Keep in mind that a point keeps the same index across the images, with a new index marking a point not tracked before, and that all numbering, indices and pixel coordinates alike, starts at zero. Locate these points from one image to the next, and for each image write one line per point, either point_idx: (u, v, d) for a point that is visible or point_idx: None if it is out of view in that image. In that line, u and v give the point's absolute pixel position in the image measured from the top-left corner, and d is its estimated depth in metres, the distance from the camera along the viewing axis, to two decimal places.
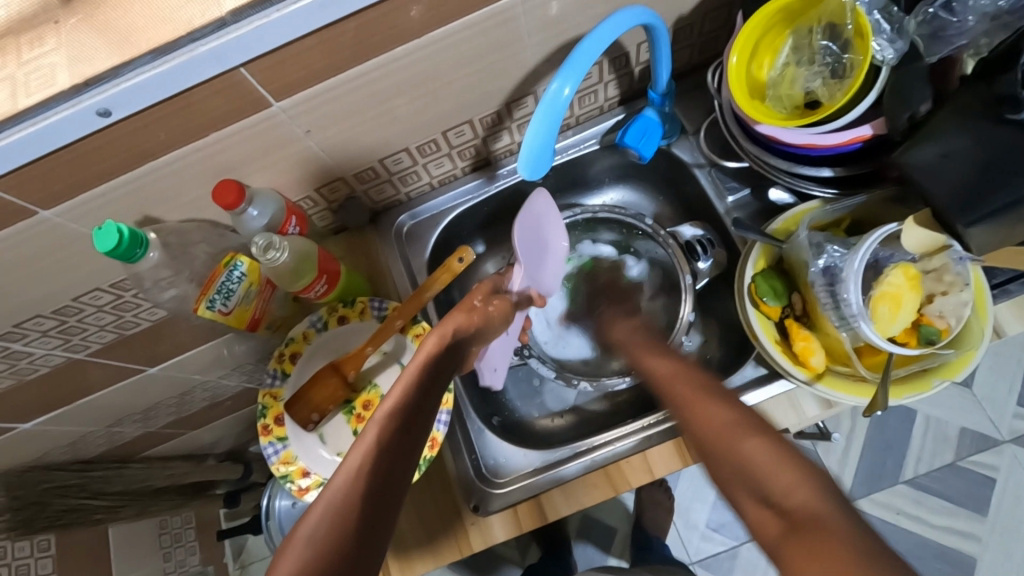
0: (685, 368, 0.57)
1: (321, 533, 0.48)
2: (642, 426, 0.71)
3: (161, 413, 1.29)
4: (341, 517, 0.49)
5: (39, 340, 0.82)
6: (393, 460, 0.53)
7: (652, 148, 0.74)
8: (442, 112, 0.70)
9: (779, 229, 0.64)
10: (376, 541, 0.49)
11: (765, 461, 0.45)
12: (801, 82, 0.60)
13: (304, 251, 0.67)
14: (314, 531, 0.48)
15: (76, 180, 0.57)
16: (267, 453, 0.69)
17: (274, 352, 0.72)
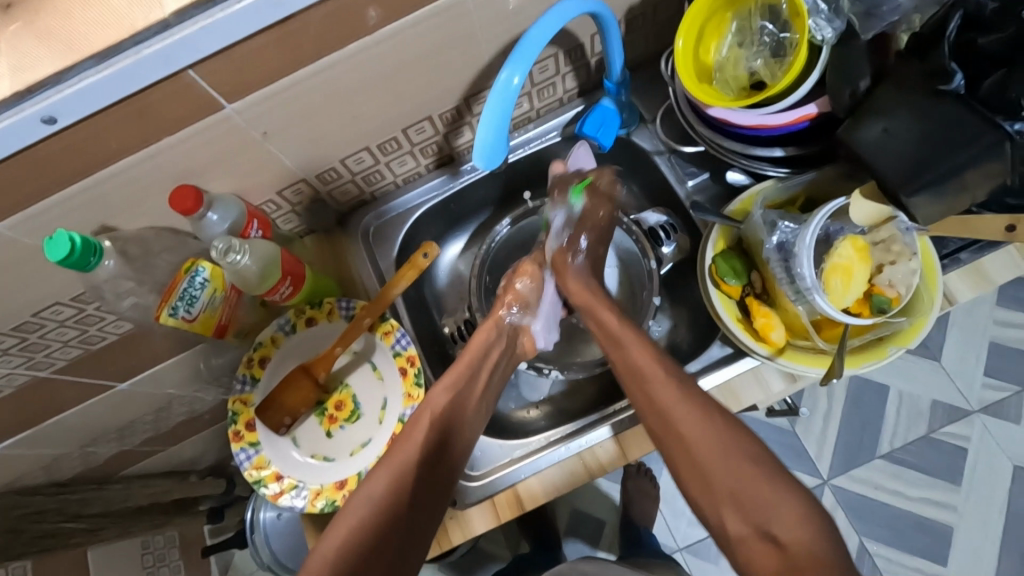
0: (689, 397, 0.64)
1: (391, 474, 0.62)
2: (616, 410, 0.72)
3: (137, 430, 1.27)
4: (406, 464, 0.63)
5: (0, 359, 0.80)
6: (450, 425, 0.67)
7: (611, 137, 0.75)
8: (401, 109, 0.71)
9: (737, 211, 0.66)
10: (427, 499, 0.63)
11: (770, 510, 0.57)
12: (745, 63, 0.61)
13: (268, 255, 0.66)
14: (387, 471, 0.62)
15: (25, 192, 0.56)
16: (239, 459, 0.68)
17: (242, 358, 0.71)
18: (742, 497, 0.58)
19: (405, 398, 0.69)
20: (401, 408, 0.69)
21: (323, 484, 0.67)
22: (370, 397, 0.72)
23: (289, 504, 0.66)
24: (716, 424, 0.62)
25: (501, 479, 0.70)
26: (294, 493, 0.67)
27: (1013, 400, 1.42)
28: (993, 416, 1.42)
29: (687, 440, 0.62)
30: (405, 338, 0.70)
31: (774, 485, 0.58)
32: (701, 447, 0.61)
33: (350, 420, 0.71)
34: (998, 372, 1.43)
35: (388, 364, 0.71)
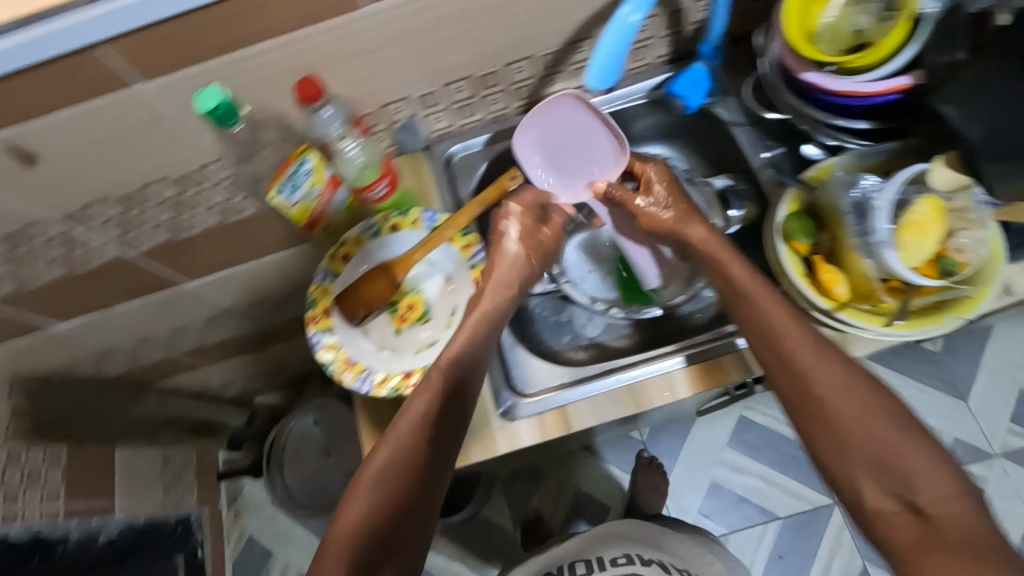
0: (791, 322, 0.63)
1: (384, 480, 0.62)
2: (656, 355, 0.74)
3: (185, 338, 1.33)
4: (400, 470, 0.62)
5: (100, 227, 0.86)
6: (439, 423, 0.65)
7: (698, 98, 0.80)
8: (509, 43, 0.76)
9: (812, 176, 0.70)
10: (433, 455, 0.64)
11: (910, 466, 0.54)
12: (853, 19, 0.66)
13: (372, 152, 0.74)
14: (379, 478, 0.62)
15: (178, 53, 0.62)
16: (313, 340, 0.73)
17: (328, 251, 0.78)
18: (891, 463, 0.55)
19: (478, 303, 0.75)
20: (472, 315, 0.74)
21: (389, 373, 0.71)
22: (440, 306, 0.78)
23: (355, 386, 0.71)
24: (851, 387, 0.58)
25: (552, 399, 0.74)
26: (360, 377, 0.72)
27: None
28: (1014, 461, 1.41)
29: (827, 401, 0.58)
30: (485, 253, 0.77)
31: (931, 459, 0.54)
32: (839, 413, 0.58)
33: (419, 321, 0.77)
34: None
35: (463, 275, 0.78)
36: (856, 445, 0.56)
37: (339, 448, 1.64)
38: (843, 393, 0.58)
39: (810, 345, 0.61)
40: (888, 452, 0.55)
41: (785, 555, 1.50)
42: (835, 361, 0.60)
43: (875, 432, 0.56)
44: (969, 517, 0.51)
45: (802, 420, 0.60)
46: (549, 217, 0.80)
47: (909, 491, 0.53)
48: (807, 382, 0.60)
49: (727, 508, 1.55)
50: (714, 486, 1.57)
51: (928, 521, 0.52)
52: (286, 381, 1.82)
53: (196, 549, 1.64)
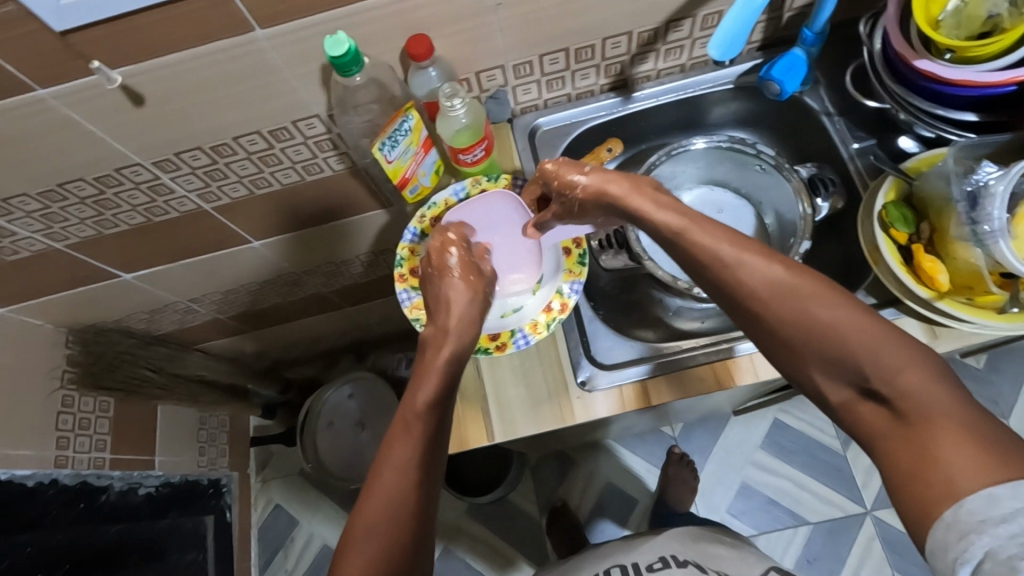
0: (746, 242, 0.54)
1: (395, 489, 0.55)
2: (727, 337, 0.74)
3: (238, 299, 1.34)
4: (409, 473, 0.56)
5: (185, 177, 0.88)
6: (437, 417, 0.60)
7: (795, 85, 0.79)
8: (611, 17, 0.76)
9: (912, 167, 0.71)
10: (434, 457, 0.58)
11: (895, 368, 0.47)
12: (987, 6, 0.64)
13: (476, 117, 0.73)
14: (390, 488, 0.55)
15: (301, 1, 0.63)
16: (401, 298, 0.75)
17: (416, 214, 0.79)
18: (859, 370, 0.48)
19: (565, 271, 0.76)
20: (560, 282, 0.76)
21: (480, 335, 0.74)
22: (526, 272, 0.77)
23: None
24: (824, 294, 0.50)
25: (631, 372, 0.74)
26: None
27: None
28: None
29: (822, 332, 0.49)
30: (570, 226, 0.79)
31: (893, 339, 0.48)
32: (819, 329, 0.49)
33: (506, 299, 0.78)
34: None
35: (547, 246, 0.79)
36: (851, 356, 0.48)
37: (372, 422, 1.66)
38: (828, 306, 0.49)
39: (773, 265, 0.52)
40: (859, 363, 0.48)
41: (814, 560, 1.48)
42: (801, 274, 0.52)
43: (859, 336, 0.48)
44: (957, 406, 0.45)
45: (782, 359, 0.52)
46: (482, 252, 0.75)
47: (882, 380, 0.47)
48: (798, 320, 0.50)
49: (757, 509, 1.55)
50: (745, 486, 1.56)
51: (904, 419, 0.46)
52: (323, 352, 1.84)
53: (224, 512, 1.65)
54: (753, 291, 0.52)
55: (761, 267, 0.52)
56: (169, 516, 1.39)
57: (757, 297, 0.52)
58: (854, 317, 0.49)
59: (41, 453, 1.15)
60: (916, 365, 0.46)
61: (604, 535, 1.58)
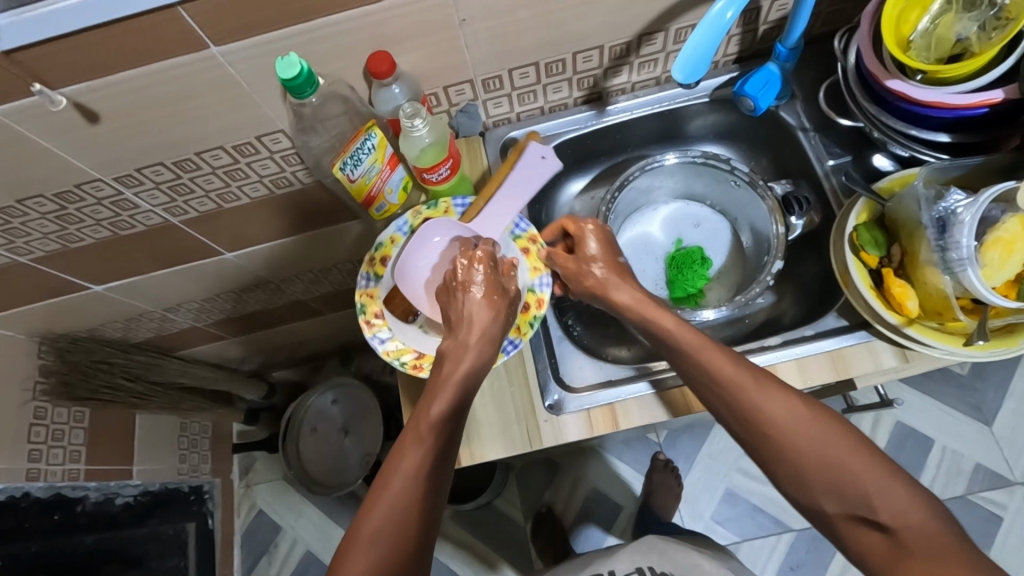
0: (756, 376, 0.60)
1: (393, 507, 0.57)
2: None
3: (216, 307, 1.32)
4: (411, 493, 0.58)
5: (149, 192, 0.86)
6: (444, 438, 0.61)
7: (768, 100, 0.78)
8: (581, 32, 0.74)
9: (884, 188, 0.69)
10: (438, 478, 0.60)
11: (846, 460, 0.54)
12: (957, 28, 0.62)
13: (440, 135, 0.70)
14: (389, 506, 0.57)
15: (254, 18, 0.61)
16: (375, 344, 0.74)
17: (365, 256, 0.77)
18: (851, 491, 0.54)
19: (530, 268, 0.77)
20: (529, 280, 0.76)
21: None
22: None
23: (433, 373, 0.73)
24: (813, 415, 0.57)
25: (598, 396, 0.73)
26: None
27: None
28: None
29: (785, 433, 0.57)
30: (521, 224, 0.78)
31: (886, 471, 0.54)
32: (798, 439, 0.56)
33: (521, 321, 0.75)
34: None
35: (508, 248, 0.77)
36: (810, 473, 0.55)
37: (356, 428, 1.65)
38: (792, 418, 0.57)
39: (749, 377, 0.60)
40: (845, 472, 0.54)
41: (797, 568, 1.48)
42: (822, 416, 0.57)
43: (833, 454, 0.55)
44: (939, 527, 0.52)
45: (755, 449, 0.59)
46: (509, 267, 0.73)
47: (870, 508, 0.53)
48: (762, 420, 0.58)
49: (742, 516, 1.54)
50: (730, 492, 1.56)
51: (893, 538, 0.52)
52: (307, 357, 1.82)
53: (206, 519, 1.64)
54: (738, 398, 0.59)
55: (763, 387, 0.59)
56: (148, 526, 1.39)
57: (758, 415, 0.58)
58: (833, 432, 0.56)
59: (12, 467, 1.14)
60: (897, 493, 0.52)
61: (588, 540, 1.57)
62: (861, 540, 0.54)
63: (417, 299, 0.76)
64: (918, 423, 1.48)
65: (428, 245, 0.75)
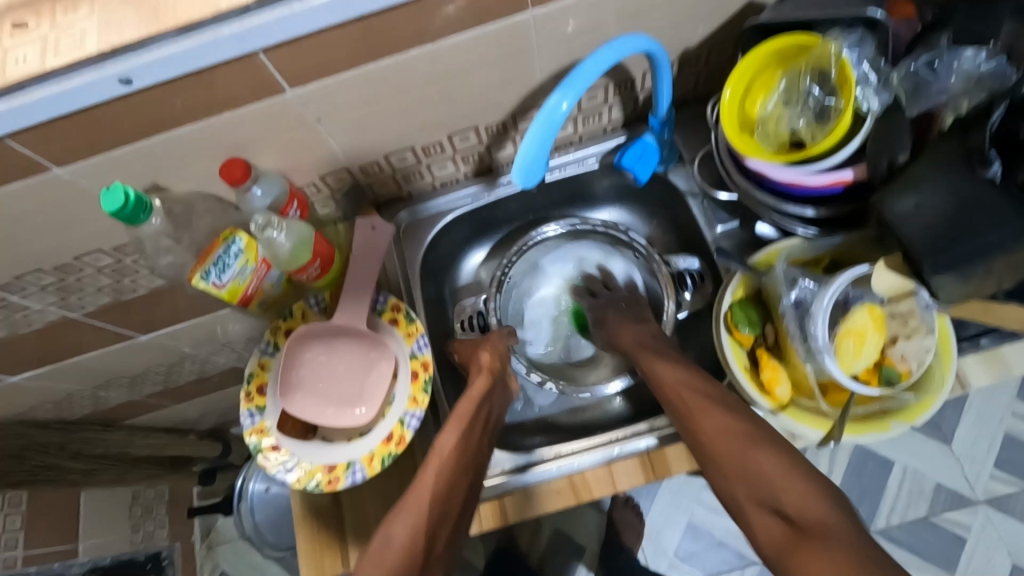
0: (684, 377, 0.66)
1: (416, 515, 0.61)
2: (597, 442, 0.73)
3: (148, 382, 1.25)
4: (432, 502, 0.62)
5: (37, 294, 0.84)
6: (468, 461, 0.66)
7: (648, 171, 0.77)
8: (451, 115, 0.73)
9: (760, 261, 0.67)
10: (462, 500, 0.64)
11: (747, 455, 0.57)
12: (787, 121, 0.62)
13: (303, 237, 0.69)
14: (412, 513, 0.61)
15: (91, 140, 0.60)
16: (281, 477, 0.71)
17: (241, 394, 0.73)
18: (755, 477, 0.56)
19: (405, 337, 0.75)
20: (406, 349, 0.75)
21: (375, 450, 0.72)
22: (381, 389, 0.75)
23: (350, 481, 0.70)
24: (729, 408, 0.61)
25: (492, 487, 0.72)
26: (350, 472, 0.71)
27: (1021, 496, 1.37)
28: (998, 508, 1.37)
29: (698, 430, 0.61)
30: (382, 295, 0.76)
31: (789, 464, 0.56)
32: (709, 432, 0.60)
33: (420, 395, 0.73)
34: (1009, 464, 1.38)
35: (380, 328, 0.76)
36: (726, 463, 0.58)
37: None
38: (711, 416, 0.61)
39: (689, 391, 0.64)
40: (744, 463, 0.57)
41: None
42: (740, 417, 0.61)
43: (734, 447, 0.58)
44: (840, 519, 0.50)
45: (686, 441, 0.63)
46: (424, 366, 0.74)
47: (778, 501, 0.54)
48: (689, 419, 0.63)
49: (706, 550, 1.44)
50: (692, 526, 1.46)
51: (795, 527, 0.52)
52: None
53: None
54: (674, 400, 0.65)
55: (693, 392, 0.64)
56: None
57: (686, 413, 0.63)
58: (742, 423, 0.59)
59: None
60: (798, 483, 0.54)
61: None
62: (765, 526, 0.54)
63: (312, 412, 0.74)
64: (875, 445, 1.45)
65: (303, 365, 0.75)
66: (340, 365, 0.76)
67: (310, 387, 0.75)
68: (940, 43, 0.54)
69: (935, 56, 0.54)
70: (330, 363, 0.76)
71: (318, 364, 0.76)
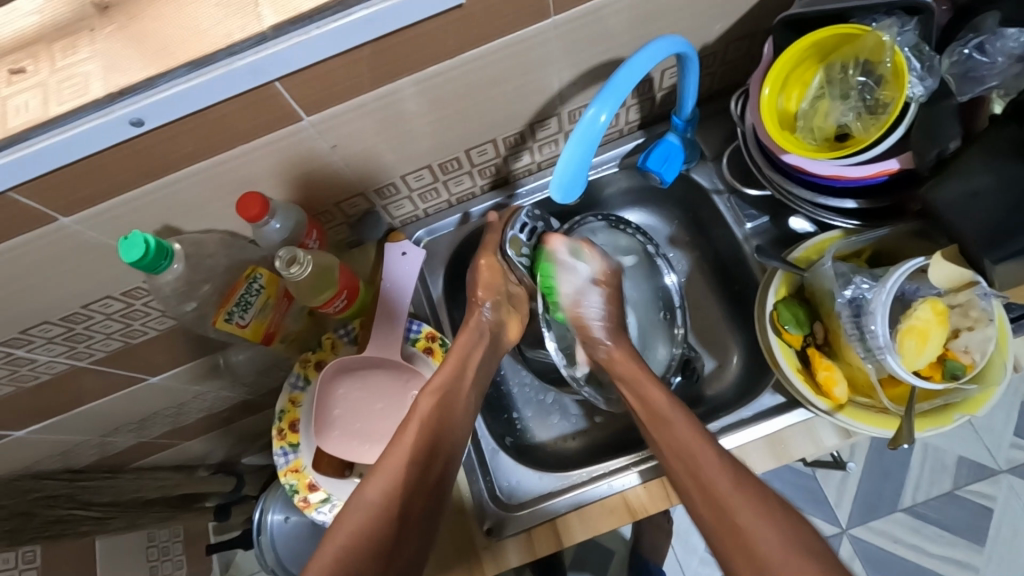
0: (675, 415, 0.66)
1: (384, 479, 0.61)
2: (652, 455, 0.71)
3: (158, 422, 1.16)
4: (399, 470, 0.62)
5: (44, 347, 0.79)
6: (440, 421, 0.66)
7: (674, 172, 0.75)
8: (467, 130, 0.71)
9: (801, 258, 0.65)
10: (433, 462, 0.65)
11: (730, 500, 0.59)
12: (835, 115, 0.61)
13: (327, 265, 0.67)
14: (382, 476, 0.61)
15: (99, 187, 0.56)
16: (319, 519, 0.69)
17: (273, 431, 0.71)
18: (730, 521, 0.58)
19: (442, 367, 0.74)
20: None
21: None
22: None
23: None
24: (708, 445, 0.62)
25: (540, 512, 0.70)
26: None
27: None
28: (1021, 476, 1.34)
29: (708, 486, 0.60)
30: (416, 323, 0.75)
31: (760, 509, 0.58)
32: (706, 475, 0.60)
33: None
34: None
35: (413, 357, 0.74)
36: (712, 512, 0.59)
37: None
38: (711, 462, 0.61)
39: (683, 424, 0.65)
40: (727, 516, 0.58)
41: None
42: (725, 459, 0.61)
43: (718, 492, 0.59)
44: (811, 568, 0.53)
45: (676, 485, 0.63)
46: None
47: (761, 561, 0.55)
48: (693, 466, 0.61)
49: None
50: None
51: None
52: None
53: None
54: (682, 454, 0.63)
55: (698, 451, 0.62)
56: None
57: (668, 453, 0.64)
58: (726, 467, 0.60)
59: None
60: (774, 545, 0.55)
61: None
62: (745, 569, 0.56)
63: (349, 450, 0.71)
64: None
65: (341, 403, 0.72)
66: (375, 402, 0.73)
67: (347, 425, 0.72)
68: (986, 26, 0.55)
69: (983, 39, 0.54)
70: (367, 400, 0.73)
71: (356, 401, 0.73)
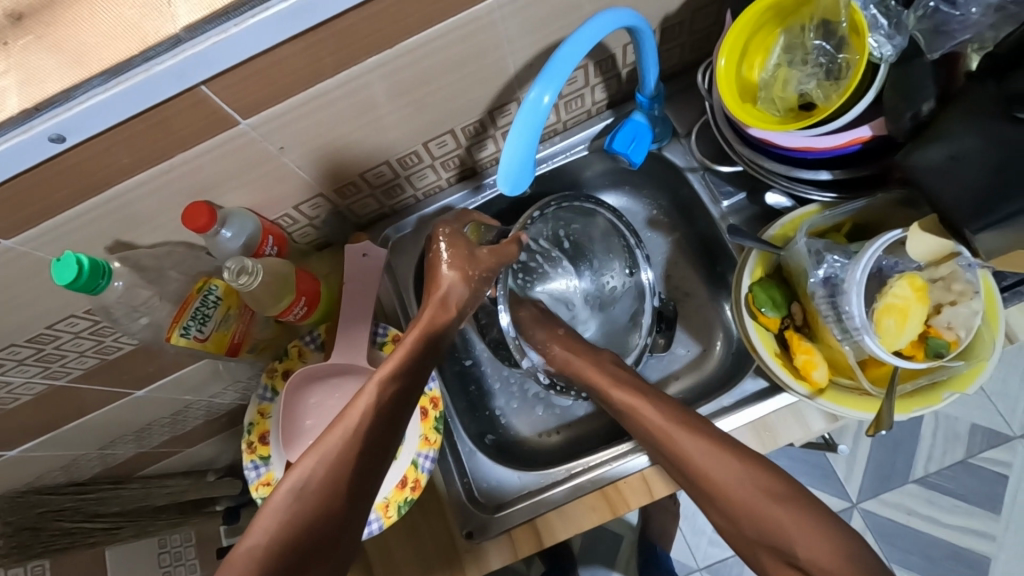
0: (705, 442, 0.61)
1: (326, 464, 0.58)
2: (633, 446, 0.69)
3: (155, 432, 1.13)
4: (343, 459, 0.58)
5: (17, 369, 0.78)
6: (391, 412, 0.61)
7: (643, 153, 0.71)
8: (423, 121, 0.68)
9: (777, 235, 0.62)
10: (382, 452, 0.61)
11: (767, 509, 0.59)
12: (795, 82, 0.58)
13: (281, 273, 0.65)
14: (322, 459, 0.58)
15: (36, 209, 0.54)
16: None
17: (243, 445, 0.70)
18: (772, 533, 0.59)
19: None
20: None
21: (388, 495, 0.66)
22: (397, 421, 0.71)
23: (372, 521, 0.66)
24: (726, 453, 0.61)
25: (521, 512, 0.68)
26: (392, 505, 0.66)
27: None
28: None
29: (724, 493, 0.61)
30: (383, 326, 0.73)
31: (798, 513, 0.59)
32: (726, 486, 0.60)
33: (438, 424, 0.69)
34: None
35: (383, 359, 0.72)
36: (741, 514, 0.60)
37: None
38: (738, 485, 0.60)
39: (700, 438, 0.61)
40: (775, 524, 0.59)
41: None
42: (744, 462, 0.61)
43: (745, 498, 0.60)
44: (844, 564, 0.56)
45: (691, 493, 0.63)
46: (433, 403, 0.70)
47: (790, 550, 0.58)
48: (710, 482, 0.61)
49: None
50: None
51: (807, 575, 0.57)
52: None
53: None
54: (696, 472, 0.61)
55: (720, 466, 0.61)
56: None
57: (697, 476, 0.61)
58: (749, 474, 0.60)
59: None
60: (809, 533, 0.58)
61: None
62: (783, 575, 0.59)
63: None
64: None
65: (314, 414, 0.71)
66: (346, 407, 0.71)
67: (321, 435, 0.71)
68: None
69: None
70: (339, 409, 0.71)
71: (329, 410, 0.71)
